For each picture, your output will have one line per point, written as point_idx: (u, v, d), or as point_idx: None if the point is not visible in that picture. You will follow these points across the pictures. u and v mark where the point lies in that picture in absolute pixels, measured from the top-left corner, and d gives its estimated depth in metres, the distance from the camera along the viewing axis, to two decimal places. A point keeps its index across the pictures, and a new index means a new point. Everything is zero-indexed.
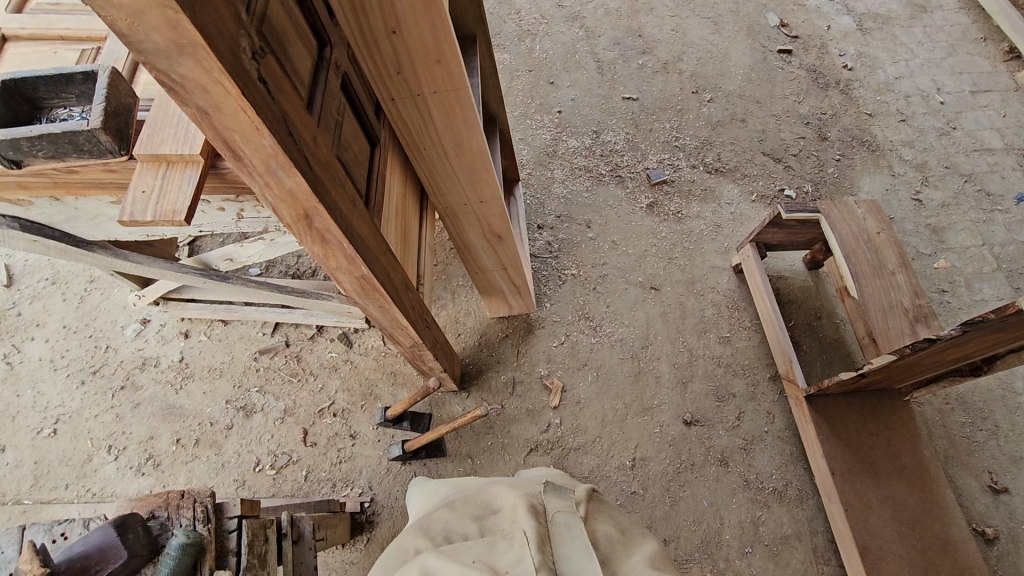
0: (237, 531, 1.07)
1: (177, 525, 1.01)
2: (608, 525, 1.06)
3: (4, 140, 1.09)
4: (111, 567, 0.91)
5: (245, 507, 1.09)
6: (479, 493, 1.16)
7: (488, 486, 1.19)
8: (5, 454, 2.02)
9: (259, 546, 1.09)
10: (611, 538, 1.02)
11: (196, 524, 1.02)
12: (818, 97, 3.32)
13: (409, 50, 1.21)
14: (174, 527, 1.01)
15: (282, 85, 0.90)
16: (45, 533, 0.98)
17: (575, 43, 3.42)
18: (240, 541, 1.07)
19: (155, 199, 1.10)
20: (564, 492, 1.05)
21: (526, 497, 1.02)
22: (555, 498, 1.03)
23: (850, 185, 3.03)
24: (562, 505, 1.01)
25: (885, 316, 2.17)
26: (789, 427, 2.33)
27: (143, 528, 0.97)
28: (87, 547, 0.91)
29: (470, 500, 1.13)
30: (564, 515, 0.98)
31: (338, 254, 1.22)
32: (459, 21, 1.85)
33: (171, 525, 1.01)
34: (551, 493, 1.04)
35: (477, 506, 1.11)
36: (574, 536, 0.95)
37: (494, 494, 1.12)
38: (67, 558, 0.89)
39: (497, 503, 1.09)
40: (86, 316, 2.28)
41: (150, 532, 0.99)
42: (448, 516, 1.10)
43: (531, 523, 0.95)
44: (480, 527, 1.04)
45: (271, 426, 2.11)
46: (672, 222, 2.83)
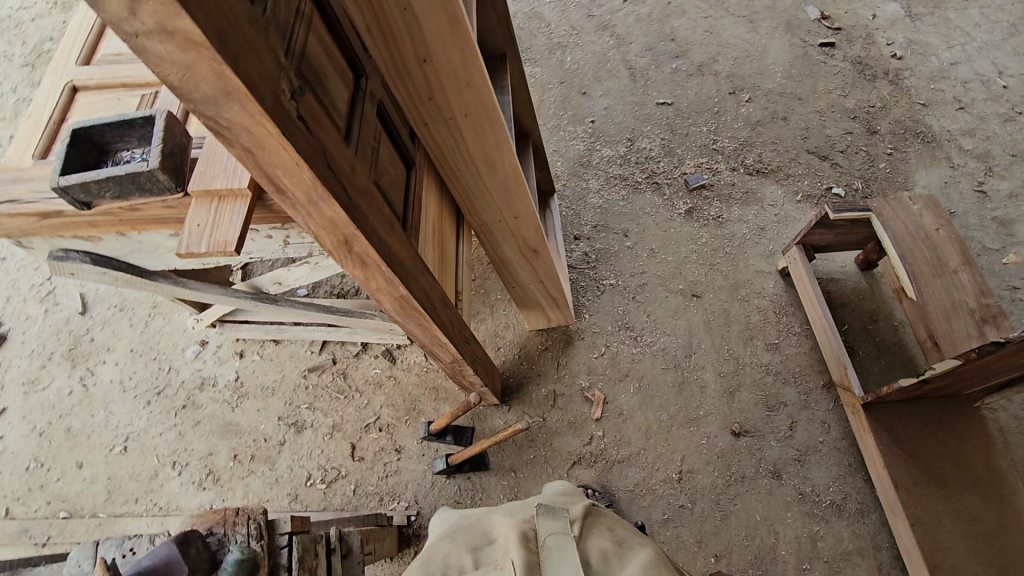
0: (288, 548, 1.11)
1: (233, 541, 1.06)
2: (604, 539, 1.05)
3: (77, 184, 1.19)
4: None
5: (295, 523, 1.12)
6: (477, 522, 1.16)
7: (490, 514, 1.20)
8: (82, 470, 2.17)
9: (311, 561, 1.13)
10: (605, 553, 1.02)
11: (250, 540, 1.07)
12: (865, 90, 3.18)
13: (439, 77, 1.26)
14: (230, 543, 1.06)
15: (321, 121, 0.95)
16: (116, 548, 1.05)
17: (606, 52, 3.41)
18: (291, 557, 1.11)
19: (209, 231, 1.17)
20: (557, 513, 1.05)
21: (517, 524, 1.05)
22: (547, 521, 1.04)
23: (904, 179, 2.89)
24: (554, 528, 1.02)
25: (947, 318, 2.05)
26: (846, 437, 2.22)
27: (204, 544, 1.03)
28: (154, 560, 0.96)
29: (469, 530, 1.13)
30: (555, 539, 1.00)
31: (378, 277, 1.26)
32: (488, 41, 1.89)
33: (227, 541, 1.06)
34: (544, 515, 1.05)
35: (475, 538, 1.10)
36: (565, 559, 0.97)
37: (492, 523, 1.13)
38: (135, 571, 0.95)
39: (494, 533, 1.09)
40: (150, 339, 2.42)
41: (209, 548, 1.04)
42: (447, 549, 1.10)
43: (519, 554, 0.98)
44: (476, 560, 1.04)
45: (321, 442, 2.19)
46: (712, 227, 2.76)
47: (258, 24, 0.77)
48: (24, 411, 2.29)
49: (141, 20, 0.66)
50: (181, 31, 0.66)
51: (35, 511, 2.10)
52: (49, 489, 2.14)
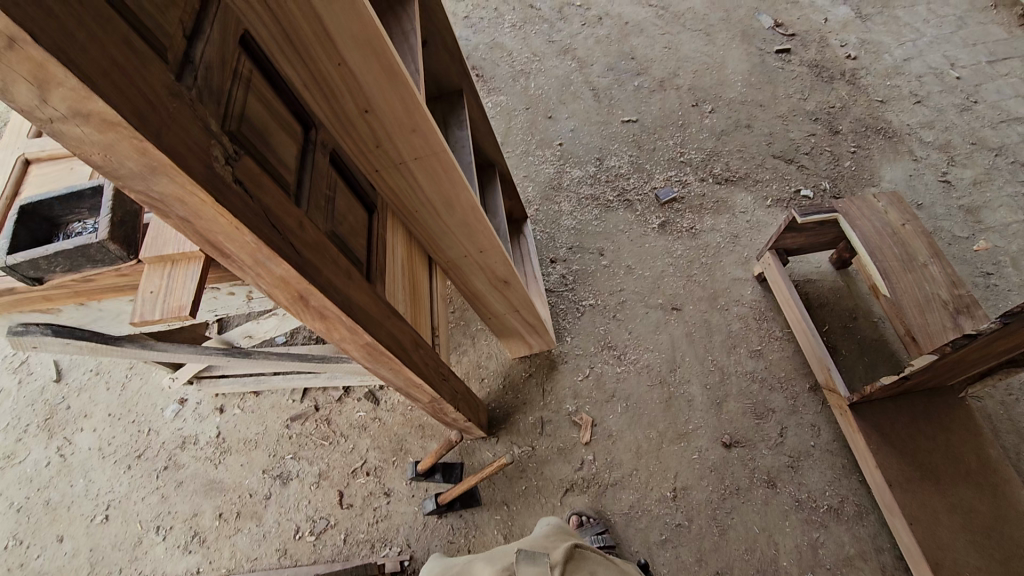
0: None
1: None
2: None
3: (25, 261, 1.15)
4: None
5: None
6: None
7: (471, 565, 1.20)
8: (62, 544, 2.11)
9: None
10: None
11: None
12: (824, 91, 3.25)
13: (384, 124, 1.28)
14: None
15: (262, 182, 0.95)
16: None
17: (569, 75, 3.46)
18: None
19: (163, 297, 1.16)
20: (537, 557, 1.07)
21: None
22: (527, 566, 1.06)
23: (870, 175, 2.93)
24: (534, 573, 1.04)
25: (922, 312, 2.04)
26: (837, 439, 2.21)
27: None
28: None
29: None
30: None
31: (340, 327, 1.24)
32: (442, 79, 1.90)
33: None
34: (524, 560, 1.07)
35: None
36: None
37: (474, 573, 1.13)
38: None
39: None
40: (129, 402, 2.38)
41: None
42: None
43: None
44: None
45: (307, 492, 2.15)
46: (686, 238, 2.78)
47: (184, 97, 0.77)
48: (0, 488, 2.23)
49: (54, 106, 0.66)
50: (97, 114, 0.66)
51: None
52: (29, 567, 2.08)
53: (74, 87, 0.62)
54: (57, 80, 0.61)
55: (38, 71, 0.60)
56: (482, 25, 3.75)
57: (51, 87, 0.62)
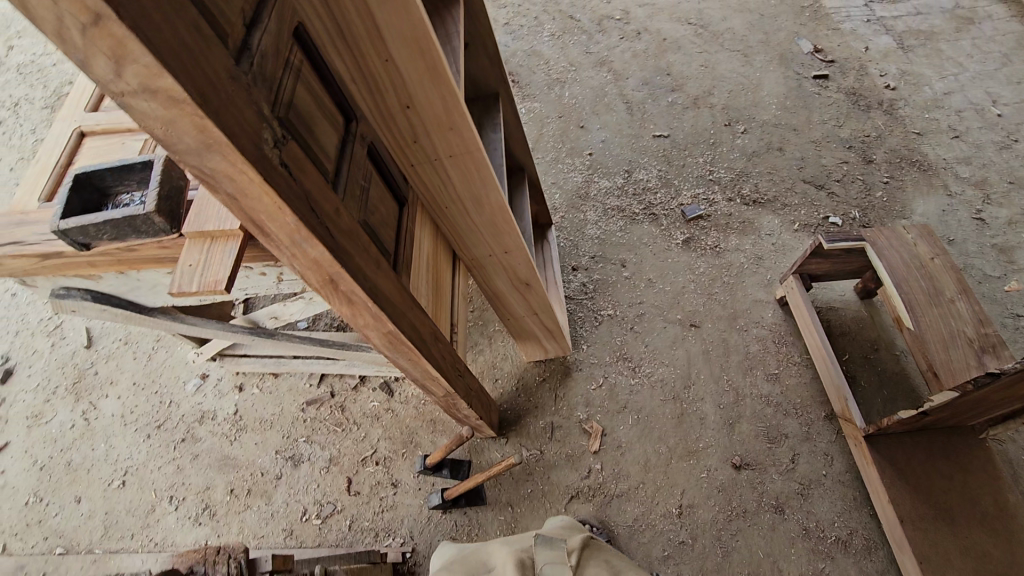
0: None
1: None
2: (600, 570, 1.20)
3: (76, 227, 1.20)
4: None
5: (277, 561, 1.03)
6: (476, 553, 1.31)
7: (488, 546, 1.34)
8: (80, 505, 2.18)
9: None
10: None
11: None
12: (860, 120, 3.22)
13: (423, 122, 1.32)
14: None
15: (307, 166, 0.97)
16: None
17: (604, 86, 3.48)
18: None
19: (201, 271, 1.17)
20: (555, 543, 1.22)
21: (518, 554, 1.21)
22: (546, 550, 1.20)
23: (901, 208, 2.90)
24: (552, 557, 1.18)
25: (945, 348, 2.01)
26: (850, 470, 2.18)
27: None
28: None
29: (467, 561, 1.26)
30: (552, 567, 1.16)
31: (366, 314, 1.25)
32: (481, 82, 1.94)
33: None
34: (543, 545, 1.21)
35: (474, 566, 1.24)
36: None
37: (491, 554, 1.27)
38: None
39: (492, 561, 1.24)
40: (153, 373, 2.45)
41: None
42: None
43: None
44: None
45: (317, 476, 2.19)
46: (710, 256, 2.78)
47: (242, 81, 0.80)
48: (26, 445, 2.31)
49: (126, 81, 0.69)
50: (165, 90, 0.69)
51: (31, 547, 2.11)
52: (47, 524, 2.15)
53: (147, 64, 0.66)
54: (133, 56, 0.65)
55: (117, 47, 0.64)
56: (522, 32, 3.80)
57: (126, 63, 0.66)
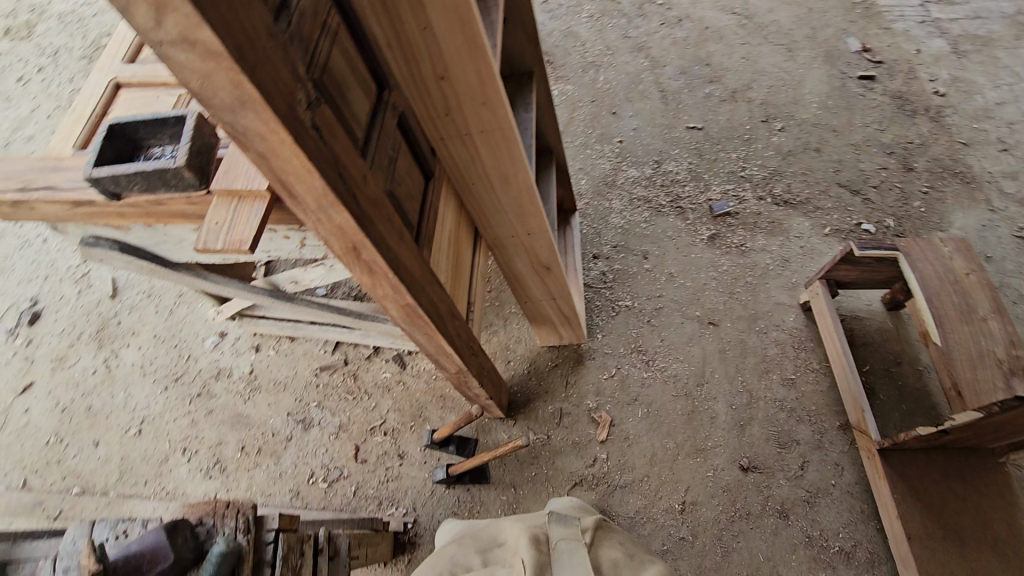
0: (274, 544, 0.99)
1: (221, 533, 0.95)
2: (614, 550, 1.24)
3: (108, 176, 1.21)
4: (161, 568, 0.88)
5: (285, 520, 1.01)
6: (490, 526, 1.37)
7: (500, 522, 1.39)
8: (98, 448, 2.25)
9: (294, 560, 1.02)
10: (616, 562, 1.20)
11: (237, 534, 0.95)
12: (904, 125, 3.10)
13: (456, 96, 1.25)
14: (218, 535, 0.95)
15: (337, 131, 0.95)
16: (109, 531, 0.97)
17: (639, 73, 3.40)
18: (276, 554, 0.99)
19: (226, 230, 1.17)
20: (568, 521, 1.25)
21: (531, 530, 1.25)
22: (560, 527, 1.24)
23: (939, 220, 2.80)
24: (566, 534, 1.22)
25: (972, 367, 1.95)
26: (861, 482, 2.14)
27: (191, 534, 0.92)
28: (142, 547, 0.88)
29: (480, 536, 1.32)
30: (566, 543, 1.19)
31: (385, 284, 1.25)
32: (517, 58, 1.90)
33: (216, 532, 0.95)
34: (556, 522, 1.25)
35: (486, 540, 1.30)
36: (573, 560, 1.16)
37: (503, 530, 1.32)
38: (124, 555, 0.87)
39: (503, 537, 1.29)
40: (173, 327, 2.49)
41: (196, 539, 0.94)
42: (457, 550, 1.28)
43: (532, 553, 1.18)
44: (484, 559, 1.23)
45: (326, 441, 2.23)
46: (735, 255, 2.72)
47: (279, 39, 0.78)
48: (50, 387, 2.38)
49: (166, 30, 0.68)
50: (203, 42, 0.68)
51: (50, 485, 2.19)
52: (65, 464, 2.22)
53: (188, 15, 0.64)
54: (174, 6, 0.63)
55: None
56: (560, 11, 3.72)
57: (167, 12, 0.65)
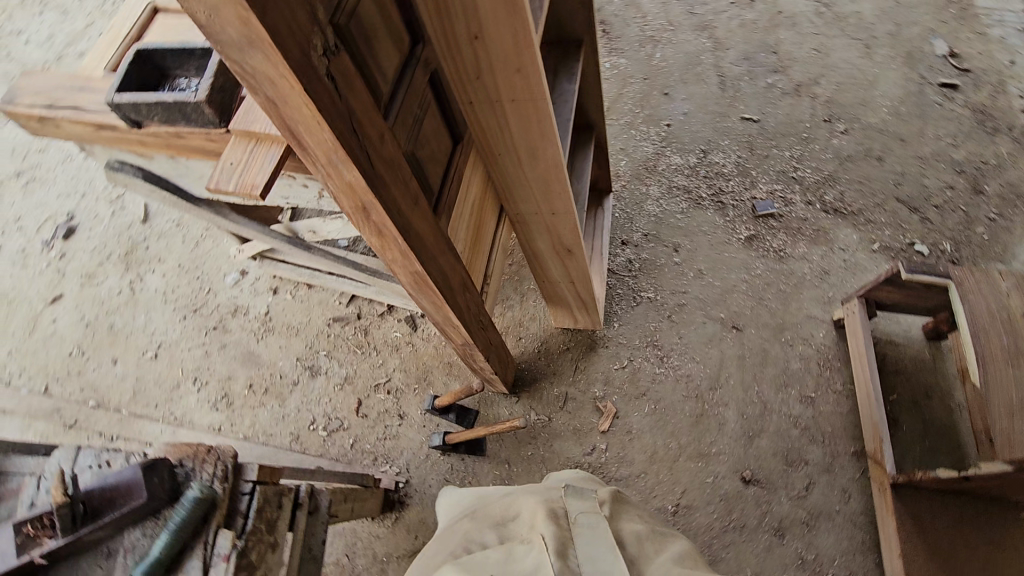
0: (250, 495, 0.99)
1: (199, 478, 0.96)
2: (635, 524, 1.20)
3: (129, 102, 1.19)
4: (131, 504, 0.90)
5: (264, 472, 1.02)
6: (502, 499, 1.28)
7: (512, 495, 1.31)
8: (115, 366, 2.32)
9: (270, 512, 1.00)
10: (638, 536, 1.17)
11: (213, 481, 0.96)
12: (981, 142, 2.86)
13: (490, 58, 1.14)
14: (195, 479, 0.96)
15: (354, 83, 0.88)
16: (94, 459, 0.99)
17: (699, 54, 3.20)
18: (250, 504, 0.98)
19: (241, 171, 1.14)
20: (584, 494, 1.18)
21: (548, 504, 1.16)
22: (577, 501, 1.16)
23: (1001, 250, 2.60)
24: (585, 507, 1.15)
25: (1010, 415, 1.78)
26: (866, 512, 2.06)
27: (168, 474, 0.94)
28: (118, 480, 0.91)
29: (493, 511, 1.24)
30: (586, 516, 1.12)
31: (394, 248, 1.21)
32: (567, 24, 1.78)
33: (193, 476, 0.97)
34: (573, 496, 1.18)
35: (500, 515, 1.21)
36: (595, 536, 1.09)
37: (516, 502, 1.23)
38: (101, 485, 0.91)
39: (517, 509, 1.20)
40: (197, 259, 2.52)
41: (175, 481, 0.96)
42: (470, 528, 1.21)
43: (552, 527, 1.09)
44: (500, 535, 1.15)
45: (331, 390, 2.25)
46: (771, 259, 2.59)
47: None
48: (77, 301, 2.46)
49: None
50: None
51: (69, 393, 2.28)
52: (84, 376, 2.31)
53: None
54: None
55: None
56: None
57: None
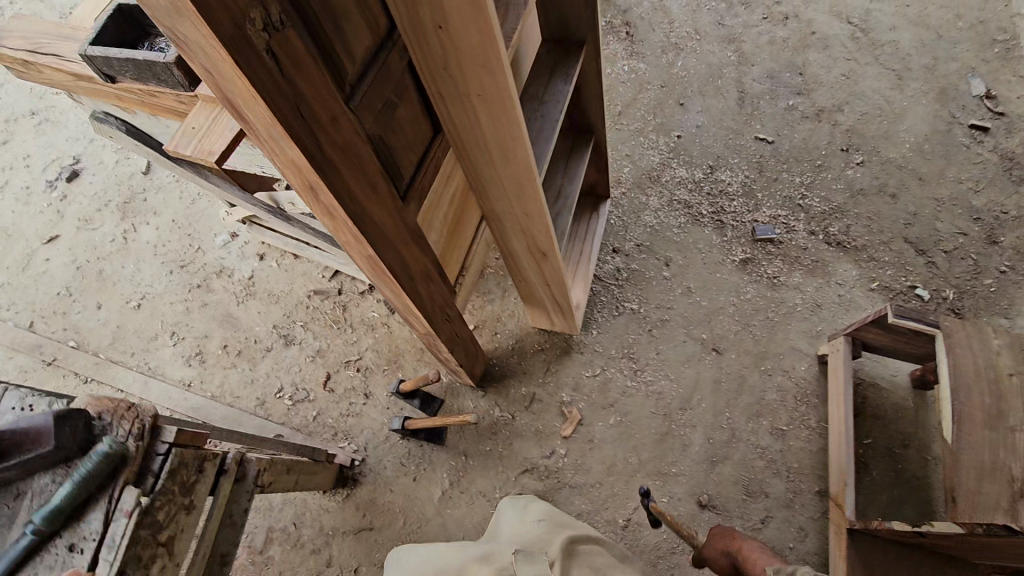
0: (164, 456, 1.00)
1: (113, 434, 0.96)
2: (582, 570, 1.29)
3: (100, 58, 1.21)
4: (39, 449, 0.91)
5: (183, 436, 1.02)
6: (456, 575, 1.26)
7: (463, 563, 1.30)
8: (99, 311, 2.37)
9: (185, 474, 1.03)
10: None
11: (128, 438, 0.97)
12: (1004, 191, 2.73)
13: (457, 50, 1.10)
14: (110, 434, 0.97)
15: (300, 62, 0.87)
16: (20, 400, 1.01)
17: (722, 67, 3.12)
18: (163, 466, 0.99)
19: (200, 136, 1.16)
20: (534, 558, 1.24)
21: None
22: (527, 565, 1.22)
23: (1007, 305, 2.49)
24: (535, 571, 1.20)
25: (978, 478, 1.72)
26: (819, 554, 2.02)
27: (83, 426, 0.96)
28: (24, 425, 0.90)
29: None
30: None
31: (346, 231, 1.20)
32: (571, 22, 1.74)
33: (108, 431, 0.97)
34: (523, 560, 1.23)
35: None
36: None
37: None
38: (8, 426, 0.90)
39: None
40: (191, 216, 2.55)
41: (90, 433, 0.97)
42: None
43: None
44: None
45: (302, 361, 2.27)
46: (763, 285, 2.53)
47: None
48: (71, 244, 2.52)
49: None
50: None
51: (52, 332, 2.34)
52: (68, 318, 2.37)
53: None
54: None
55: None
56: None
57: None
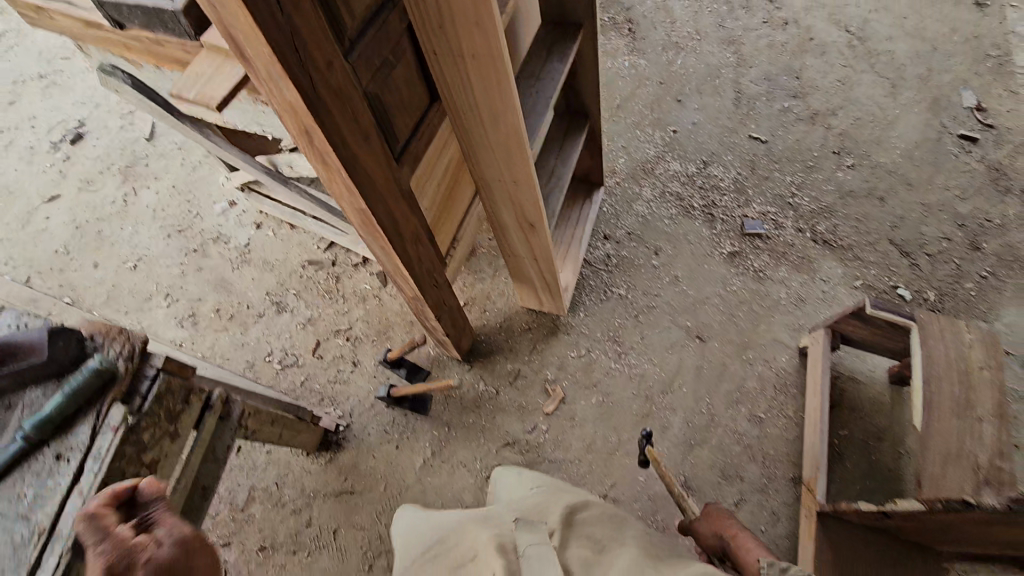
0: (152, 380, 1.03)
1: (104, 353, 1.01)
2: (584, 545, 1.05)
3: (111, 4, 1.26)
4: (32, 359, 0.97)
5: (171, 364, 1.06)
6: (447, 540, 1.06)
7: (458, 527, 1.10)
8: (96, 270, 2.41)
9: (170, 402, 1.05)
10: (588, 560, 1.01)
11: (119, 358, 1.01)
12: (990, 199, 2.79)
13: (451, 8, 1.16)
14: (101, 353, 1.02)
15: (300, 4, 0.92)
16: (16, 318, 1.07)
17: (721, 67, 3.19)
18: (150, 389, 1.02)
19: (202, 83, 1.20)
20: (534, 527, 1.04)
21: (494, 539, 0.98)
22: (526, 534, 1.00)
23: (986, 309, 2.54)
24: (534, 539, 0.99)
25: (944, 462, 1.76)
26: (790, 537, 2.06)
27: (76, 344, 1.00)
28: (19, 337, 0.97)
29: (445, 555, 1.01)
30: (534, 548, 0.96)
31: (339, 182, 1.25)
32: (570, 5, 1.80)
33: (100, 350, 1.02)
34: (522, 528, 1.02)
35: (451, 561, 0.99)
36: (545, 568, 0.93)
37: (465, 539, 1.03)
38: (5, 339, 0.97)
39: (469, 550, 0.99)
40: (191, 183, 2.60)
41: (82, 351, 1.01)
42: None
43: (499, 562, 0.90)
44: None
45: (293, 328, 2.31)
46: (749, 278, 2.58)
47: None
48: (72, 204, 2.56)
49: None
50: None
51: (48, 288, 2.38)
52: (65, 275, 2.41)
53: None
54: None
55: None
56: None
57: None
